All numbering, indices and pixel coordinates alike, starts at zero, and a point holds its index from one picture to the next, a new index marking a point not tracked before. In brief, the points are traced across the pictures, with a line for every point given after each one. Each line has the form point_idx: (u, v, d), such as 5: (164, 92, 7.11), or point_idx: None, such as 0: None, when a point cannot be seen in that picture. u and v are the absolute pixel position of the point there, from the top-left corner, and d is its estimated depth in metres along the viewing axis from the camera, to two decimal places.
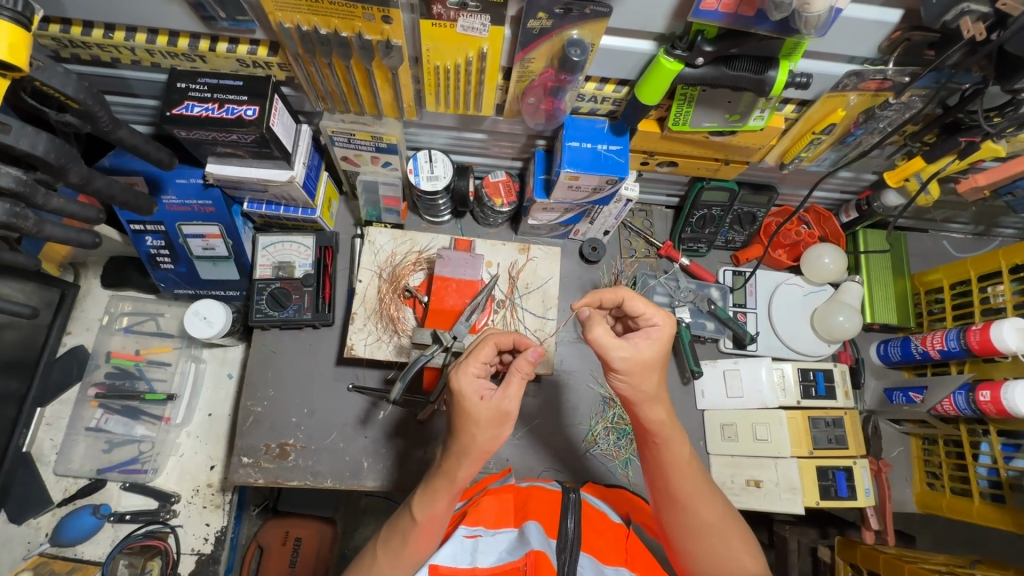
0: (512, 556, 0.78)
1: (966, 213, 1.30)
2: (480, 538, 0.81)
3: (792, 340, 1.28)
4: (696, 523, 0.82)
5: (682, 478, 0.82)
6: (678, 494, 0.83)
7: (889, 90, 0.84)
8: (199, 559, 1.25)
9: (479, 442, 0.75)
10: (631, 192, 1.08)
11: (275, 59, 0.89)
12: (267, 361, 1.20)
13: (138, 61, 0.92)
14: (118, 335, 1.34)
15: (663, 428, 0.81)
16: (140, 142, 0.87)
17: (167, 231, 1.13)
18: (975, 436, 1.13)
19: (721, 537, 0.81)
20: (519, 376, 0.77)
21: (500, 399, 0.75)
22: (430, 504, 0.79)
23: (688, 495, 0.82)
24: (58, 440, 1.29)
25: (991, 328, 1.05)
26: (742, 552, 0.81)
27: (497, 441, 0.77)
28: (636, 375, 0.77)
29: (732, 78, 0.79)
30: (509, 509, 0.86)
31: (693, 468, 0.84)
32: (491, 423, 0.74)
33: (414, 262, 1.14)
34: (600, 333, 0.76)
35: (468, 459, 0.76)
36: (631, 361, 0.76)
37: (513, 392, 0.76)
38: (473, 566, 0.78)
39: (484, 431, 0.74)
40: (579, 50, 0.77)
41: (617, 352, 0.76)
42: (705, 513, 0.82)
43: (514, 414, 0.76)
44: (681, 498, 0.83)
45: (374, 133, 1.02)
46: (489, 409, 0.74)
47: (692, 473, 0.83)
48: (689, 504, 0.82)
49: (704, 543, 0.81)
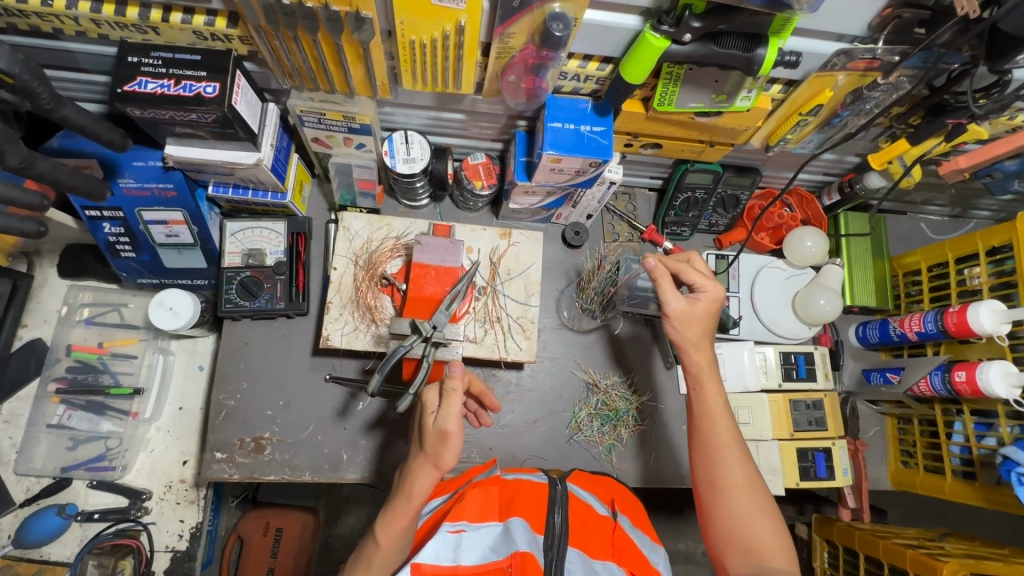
0: (494, 554, 0.75)
1: (944, 195, 1.32)
2: (463, 533, 0.77)
3: (774, 324, 1.28)
4: (723, 477, 0.84)
5: (720, 434, 0.87)
6: (712, 443, 0.87)
7: (878, 70, 0.82)
8: (173, 557, 1.21)
9: (428, 461, 0.76)
10: (615, 175, 1.05)
11: (235, 31, 0.83)
12: (238, 353, 1.15)
13: (84, 32, 0.84)
14: (79, 327, 1.27)
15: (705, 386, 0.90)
16: (88, 122, 0.80)
17: (126, 217, 1.06)
18: (949, 415, 1.16)
19: (748, 498, 0.82)
20: (453, 394, 0.75)
21: (438, 418, 0.75)
22: (389, 526, 0.77)
23: (722, 446, 0.86)
24: (17, 438, 1.22)
25: (968, 310, 1.06)
26: (760, 515, 0.82)
27: (444, 460, 0.76)
28: (687, 326, 0.91)
29: (722, 56, 0.76)
30: (492, 503, 0.84)
31: (732, 431, 0.87)
32: (432, 442, 0.76)
33: (391, 248, 1.09)
34: (664, 282, 0.91)
35: (427, 470, 0.77)
36: (679, 310, 0.90)
37: (450, 410, 0.75)
38: (455, 565, 0.74)
39: (430, 447, 0.76)
40: (561, 24, 0.73)
41: (675, 302, 0.90)
42: (733, 466, 0.84)
43: (455, 433, 0.75)
44: (712, 449, 0.86)
45: (345, 112, 0.96)
46: (432, 426, 0.76)
47: (731, 434, 0.87)
48: (720, 458, 0.85)
49: (731, 503, 0.83)
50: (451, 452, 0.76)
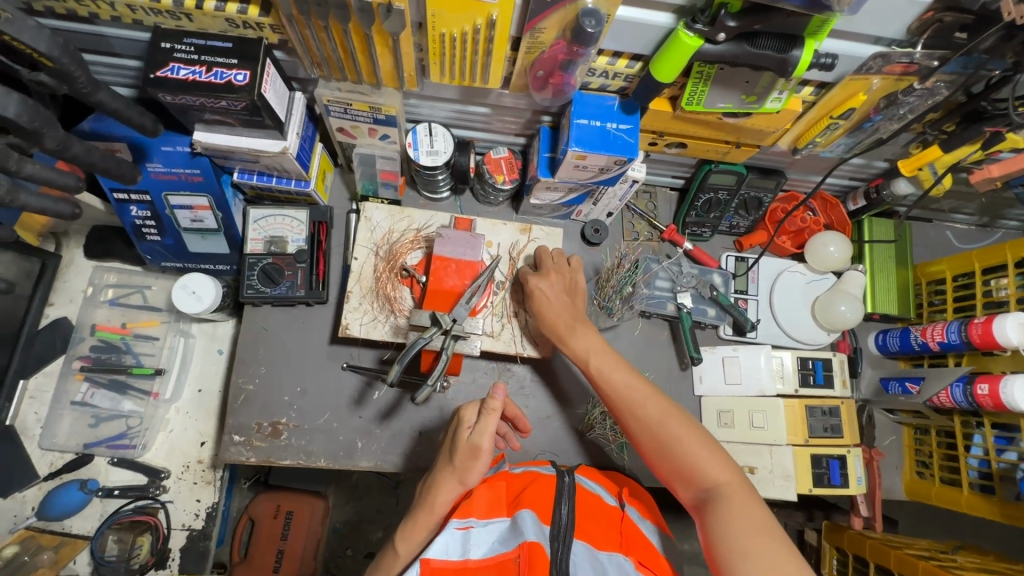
0: (503, 547, 0.73)
1: (973, 203, 1.29)
2: (472, 530, 0.77)
3: (793, 328, 1.27)
4: (643, 417, 0.84)
5: (628, 387, 0.87)
6: (629, 403, 0.86)
7: (914, 74, 0.80)
8: (189, 535, 1.24)
9: (459, 474, 0.84)
10: (639, 173, 1.04)
11: (267, 20, 0.83)
12: (258, 339, 1.17)
13: (119, 17, 0.85)
14: (104, 307, 1.29)
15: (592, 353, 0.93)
16: (122, 107, 0.82)
17: (153, 201, 1.08)
18: (968, 427, 1.14)
19: (675, 426, 0.81)
20: (491, 414, 0.84)
21: (471, 434, 0.84)
22: (409, 537, 0.83)
23: (630, 390, 0.87)
24: (42, 414, 1.25)
25: (994, 322, 1.05)
26: (690, 435, 0.80)
27: (474, 475, 0.84)
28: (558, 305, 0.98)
29: (754, 56, 0.75)
30: (500, 497, 0.84)
31: (635, 379, 0.88)
32: (463, 456, 0.84)
33: (411, 240, 1.10)
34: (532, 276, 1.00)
35: (451, 483, 0.84)
36: (544, 289, 0.99)
37: (484, 428, 0.83)
38: (465, 559, 0.73)
39: (461, 462, 0.84)
40: (593, 20, 0.73)
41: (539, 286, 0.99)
42: (645, 402, 0.85)
43: (486, 450, 0.83)
44: (625, 396, 0.87)
45: (372, 104, 0.96)
46: (463, 442, 0.84)
47: (637, 382, 0.88)
48: (631, 402, 0.86)
49: (667, 440, 0.81)
50: (483, 467, 0.83)
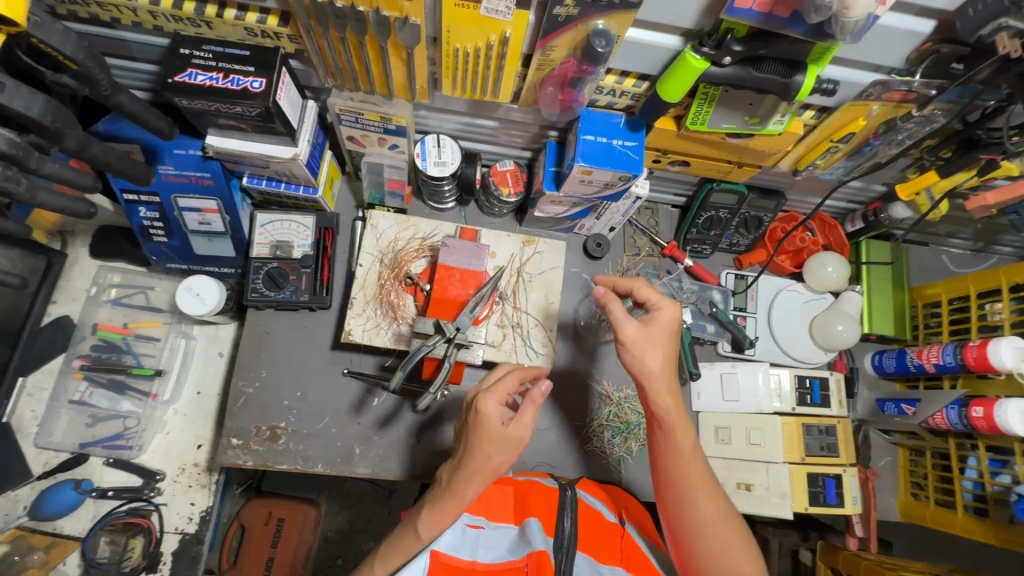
0: (512, 555, 0.75)
1: (968, 228, 1.32)
2: (482, 530, 0.80)
3: (791, 347, 1.28)
4: (684, 487, 0.79)
5: (688, 471, 0.80)
6: (683, 484, 0.80)
7: (913, 102, 0.83)
8: (182, 539, 1.23)
9: (491, 465, 0.75)
10: (642, 190, 1.06)
11: (285, 30, 0.85)
12: (261, 343, 1.17)
13: (140, 22, 0.87)
14: (106, 307, 1.30)
15: (667, 415, 0.81)
16: (140, 110, 0.83)
17: (162, 202, 1.09)
18: (963, 450, 1.15)
19: (722, 530, 0.77)
20: (534, 404, 0.77)
21: (515, 427, 0.76)
22: (435, 522, 0.76)
23: (686, 475, 0.80)
24: (39, 412, 1.25)
25: (989, 346, 1.07)
26: (734, 544, 0.77)
27: (507, 463, 0.77)
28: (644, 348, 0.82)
29: (758, 80, 0.77)
30: (509, 504, 0.87)
31: (697, 459, 0.81)
32: (505, 449, 0.75)
33: (416, 249, 1.11)
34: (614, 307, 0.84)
35: (480, 479, 0.75)
36: (636, 337, 0.82)
37: (527, 419, 0.77)
38: (473, 560, 0.74)
39: (499, 454, 0.75)
40: (604, 41, 0.75)
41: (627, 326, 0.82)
42: (702, 498, 0.79)
43: (527, 440, 0.76)
44: (678, 480, 0.80)
45: (383, 114, 0.98)
46: (506, 435, 0.75)
47: (696, 464, 0.80)
48: (682, 471, 0.80)
49: (707, 540, 0.77)
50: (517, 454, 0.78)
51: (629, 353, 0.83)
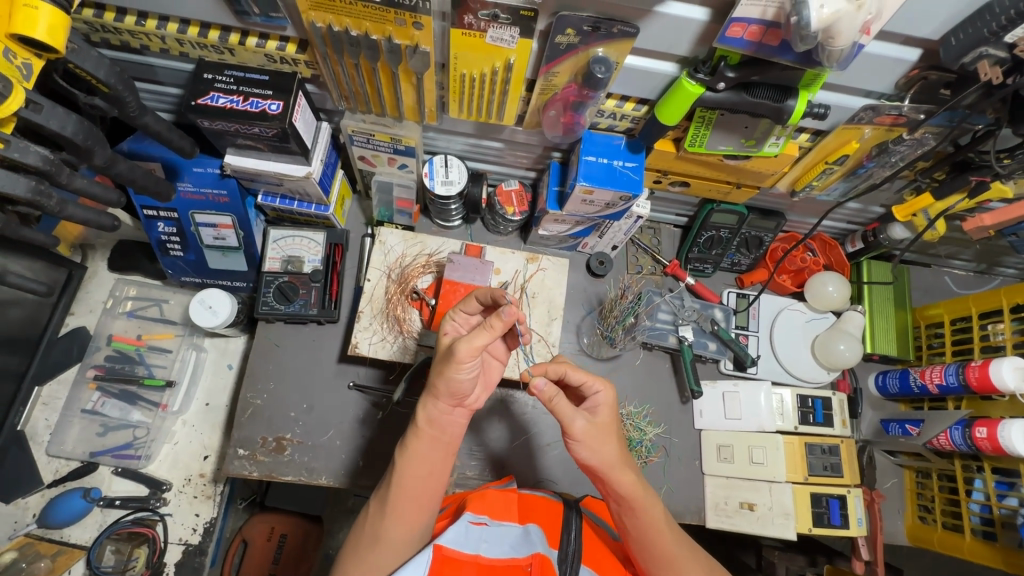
0: (515, 552, 0.75)
1: (969, 250, 1.33)
2: (486, 527, 0.79)
3: (794, 366, 1.28)
4: (653, 560, 0.80)
5: (661, 543, 0.80)
6: (665, 560, 0.79)
7: (903, 126, 0.86)
8: (185, 550, 1.24)
9: (432, 379, 0.80)
10: (643, 210, 1.08)
11: (302, 57, 0.91)
12: (270, 354, 1.20)
13: (167, 49, 0.93)
14: (121, 318, 1.34)
15: (633, 498, 0.80)
16: (164, 130, 0.88)
17: (179, 218, 1.14)
18: (969, 472, 1.14)
19: None
20: (489, 330, 0.76)
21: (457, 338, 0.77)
22: (407, 453, 0.82)
23: (666, 555, 0.79)
24: (53, 421, 1.28)
25: (991, 366, 1.07)
26: None
27: (446, 380, 0.77)
28: (594, 440, 0.80)
29: (752, 104, 0.80)
30: (511, 505, 0.84)
31: (668, 527, 0.82)
32: (442, 358, 0.79)
33: (424, 264, 1.14)
34: (560, 402, 0.79)
35: (433, 396, 0.80)
36: (587, 429, 0.79)
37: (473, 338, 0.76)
38: (476, 554, 0.75)
39: (439, 363, 0.80)
40: (604, 67, 0.80)
41: (575, 420, 0.79)
42: (683, 565, 0.80)
43: (461, 355, 0.75)
44: (657, 559, 0.80)
45: (393, 135, 1.03)
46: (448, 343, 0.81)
47: (669, 533, 0.81)
48: (650, 540, 0.80)
49: None
50: (464, 374, 0.77)
51: (582, 450, 0.80)
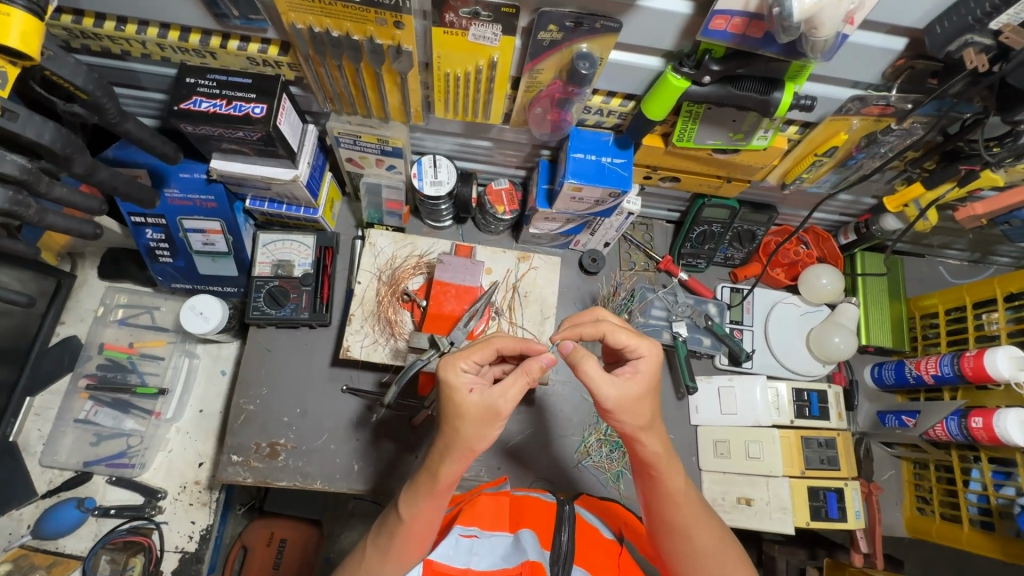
0: (506, 562, 0.75)
1: (962, 239, 1.32)
2: (476, 539, 0.79)
3: (789, 360, 1.28)
4: (667, 524, 0.81)
5: (677, 508, 0.80)
6: (678, 525, 0.80)
7: (892, 116, 0.85)
8: (181, 558, 1.23)
9: (467, 440, 0.73)
10: (634, 206, 1.08)
11: (285, 59, 0.90)
12: (262, 360, 1.19)
13: (148, 54, 0.92)
14: (112, 327, 1.32)
15: (655, 465, 0.78)
16: (146, 136, 0.87)
17: (167, 224, 1.13)
18: (966, 462, 1.14)
19: (718, 560, 0.80)
20: (525, 378, 0.74)
21: (494, 396, 0.72)
22: (414, 503, 0.76)
23: (680, 520, 0.80)
24: (45, 431, 1.28)
25: (985, 355, 1.06)
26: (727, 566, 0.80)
27: (484, 440, 0.74)
28: (627, 412, 0.75)
29: (738, 98, 0.80)
30: (502, 511, 0.85)
31: (688, 497, 0.81)
32: (478, 421, 0.72)
33: (414, 265, 1.14)
34: (590, 368, 0.74)
35: (454, 456, 0.73)
36: (620, 399, 0.74)
37: (510, 393, 0.73)
38: (467, 568, 0.76)
39: (473, 426, 0.72)
40: (588, 63, 0.78)
41: (606, 389, 0.74)
42: (696, 534, 0.80)
43: (506, 415, 0.73)
44: (670, 522, 0.80)
45: (379, 136, 1.02)
46: (479, 404, 0.72)
47: (687, 502, 0.80)
48: (667, 506, 0.80)
49: (700, 567, 0.80)
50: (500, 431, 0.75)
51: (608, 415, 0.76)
